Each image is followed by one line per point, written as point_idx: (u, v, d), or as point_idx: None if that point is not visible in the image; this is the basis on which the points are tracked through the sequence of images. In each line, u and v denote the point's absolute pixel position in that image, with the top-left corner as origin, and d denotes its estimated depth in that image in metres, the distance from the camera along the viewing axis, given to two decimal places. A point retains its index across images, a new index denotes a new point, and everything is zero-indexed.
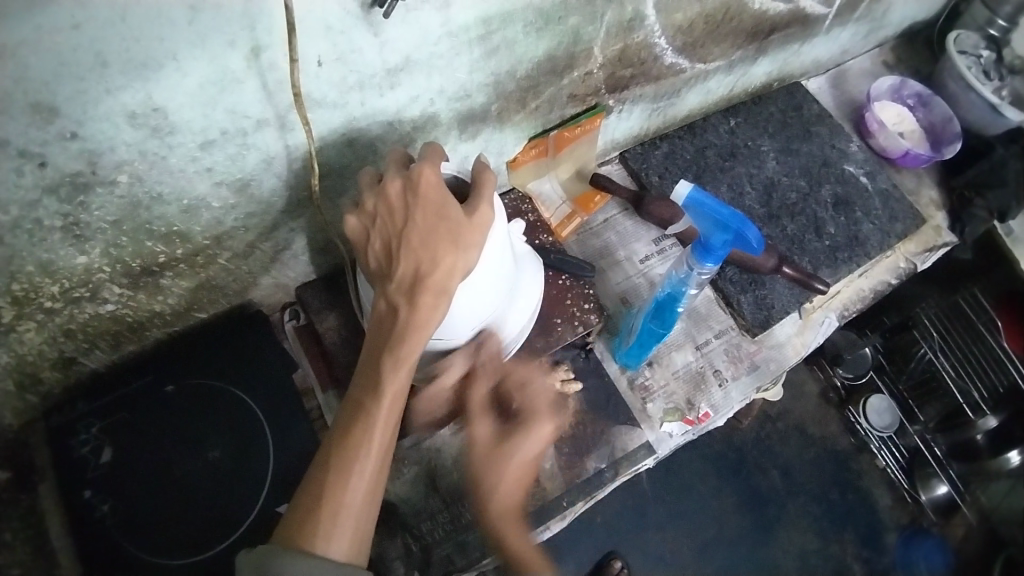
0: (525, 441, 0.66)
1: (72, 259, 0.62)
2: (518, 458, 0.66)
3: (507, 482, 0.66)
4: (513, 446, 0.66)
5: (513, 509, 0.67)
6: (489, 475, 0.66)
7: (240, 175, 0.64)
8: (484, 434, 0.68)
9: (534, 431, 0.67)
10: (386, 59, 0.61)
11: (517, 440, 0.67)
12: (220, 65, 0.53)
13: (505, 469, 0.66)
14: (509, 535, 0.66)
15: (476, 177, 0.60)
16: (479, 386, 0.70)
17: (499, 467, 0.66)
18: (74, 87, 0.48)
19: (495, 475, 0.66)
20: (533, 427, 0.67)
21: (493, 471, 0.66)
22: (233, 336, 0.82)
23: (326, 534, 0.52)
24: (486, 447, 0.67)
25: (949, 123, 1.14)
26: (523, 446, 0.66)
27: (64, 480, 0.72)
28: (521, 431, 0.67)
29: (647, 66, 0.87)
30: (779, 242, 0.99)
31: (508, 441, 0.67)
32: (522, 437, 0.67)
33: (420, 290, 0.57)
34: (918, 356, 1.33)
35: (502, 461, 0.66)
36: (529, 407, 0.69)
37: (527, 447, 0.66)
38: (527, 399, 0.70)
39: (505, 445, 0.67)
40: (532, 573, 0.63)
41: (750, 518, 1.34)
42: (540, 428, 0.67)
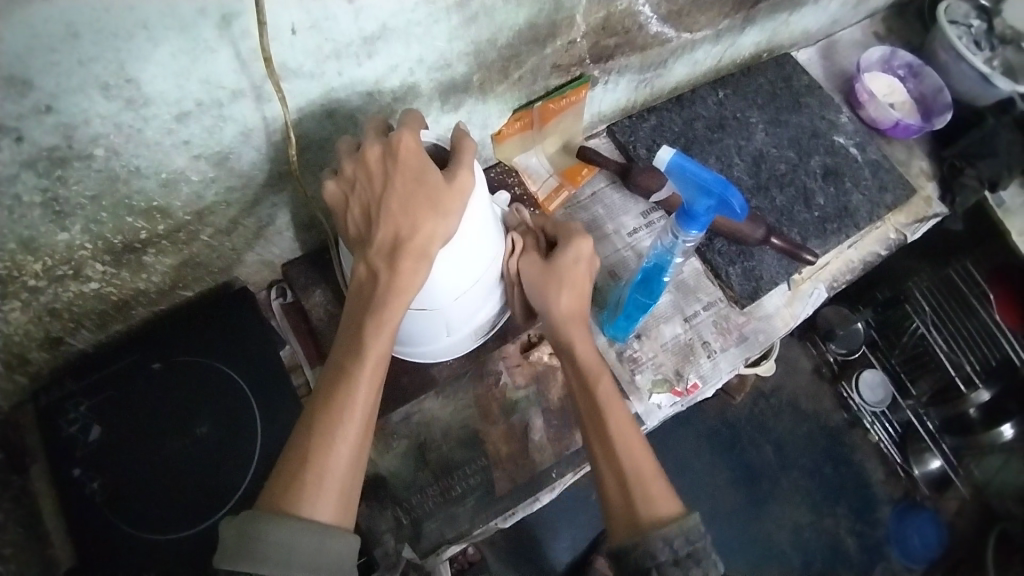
0: (569, 251, 0.72)
1: (53, 235, 0.61)
2: (568, 271, 0.72)
3: (566, 293, 0.72)
4: (561, 256, 0.72)
5: (576, 325, 0.72)
6: (551, 292, 0.72)
7: (219, 148, 0.64)
8: (535, 265, 0.73)
9: (578, 243, 0.72)
10: (362, 27, 0.60)
11: (563, 250, 0.72)
12: (193, 34, 0.52)
13: (561, 283, 0.71)
14: (573, 340, 0.71)
15: (455, 143, 0.60)
16: (529, 235, 0.76)
17: (557, 282, 0.71)
18: (45, 59, 0.48)
19: (556, 288, 0.71)
20: (574, 244, 0.73)
21: (553, 288, 0.71)
22: (218, 313, 0.81)
23: (310, 496, 0.52)
24: (538, 270, 0.73)
25: (939, 93, 1.13)
26: (569, 257, 0.72)
27: (54, 460, 0.72)
28: (564, 245, 0.73)
29: (632, 35, 0.86)
30: (767, 214, 0.99)
31: (557, 257, 0.72)
32: (567, 250, 0.72)
33: (401, 254, 0.57)
34: (910, 331, 1.33)
35: (558, 280, 0.72)
36: (570, 229, 0.75)
37: (575, 259, 0.72)
38: (564, 228, 0.76)
39: (554, 264, 0.72)
40: (592, 379, 0.69)
41: (744, 492, 1.35)
42: (581, 241, 0.73)
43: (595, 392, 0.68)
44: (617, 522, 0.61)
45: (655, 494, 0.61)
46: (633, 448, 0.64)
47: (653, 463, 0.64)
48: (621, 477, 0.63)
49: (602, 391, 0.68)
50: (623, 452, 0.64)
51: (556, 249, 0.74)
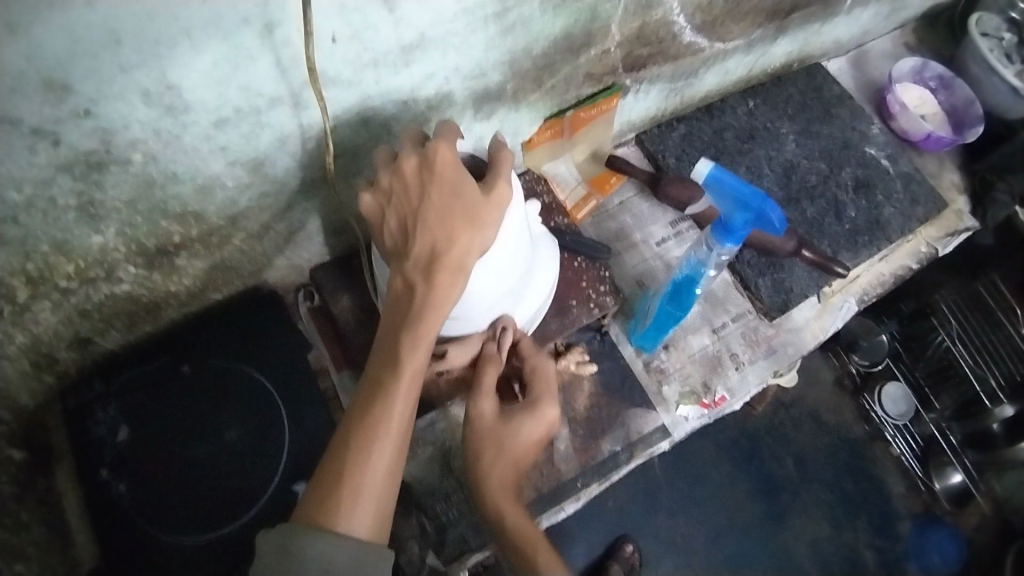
0: (529, 420, 0.68)
1: (88, 239, 0.62)
2: (520, 438, 0.68)
3: (506, 462, 0.67)
4: (516, 427, 0.67)
5: (510, 490, 0.67)
6: (489, 458, 0.67)
7: (254, 154, 0.64)
8: (487, 415, 0.68)
9: (537, 414, 0.69)
10: (401, 36, 0.60)
11: (520, 423, 0.68)
12: (234, 42, 0.52)
13: (507, 449, 0.67)
14: (504, 514, 0.66)
15: (493, 154, 0.60)
16: (491, 368, 0.69)
17: (502, 447, 0.67)
18: (87, 65, 0.48)
19: (494, 455, 0.67)
20: (535, 411, 0.69)
21: (493, 450, 0.67)
22: (247, 317, 0.81)
23: (347, 511, 0.51)
24: (490, 424, 0.67)
25: (971, 106, 1.12)
26: (525, 430, 0.68)
27: (82, 459, 0.72)
28: (525, 412, 0.69)
29: (665, 44, 0.86)
30: (798, 226, 0.97)
31: (511, 421, 0.68)
32: (526, 419, 0.68)
33: (438, 267, 0.56)
34: (935, 343, 1.32)
35: (504, 441, 0.67)
36: (538, 392, 0.70)
37: (527, 432, 0.68)
38: (535, 379, 0.71)
39: (509, 425, 0.67)
40: (529, 553, 0.63)
41: (762, 505, 1.33)
42: (543, 414, 0.69)
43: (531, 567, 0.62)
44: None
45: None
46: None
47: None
48: None
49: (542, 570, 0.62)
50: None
51: (513, 411, 0.69)
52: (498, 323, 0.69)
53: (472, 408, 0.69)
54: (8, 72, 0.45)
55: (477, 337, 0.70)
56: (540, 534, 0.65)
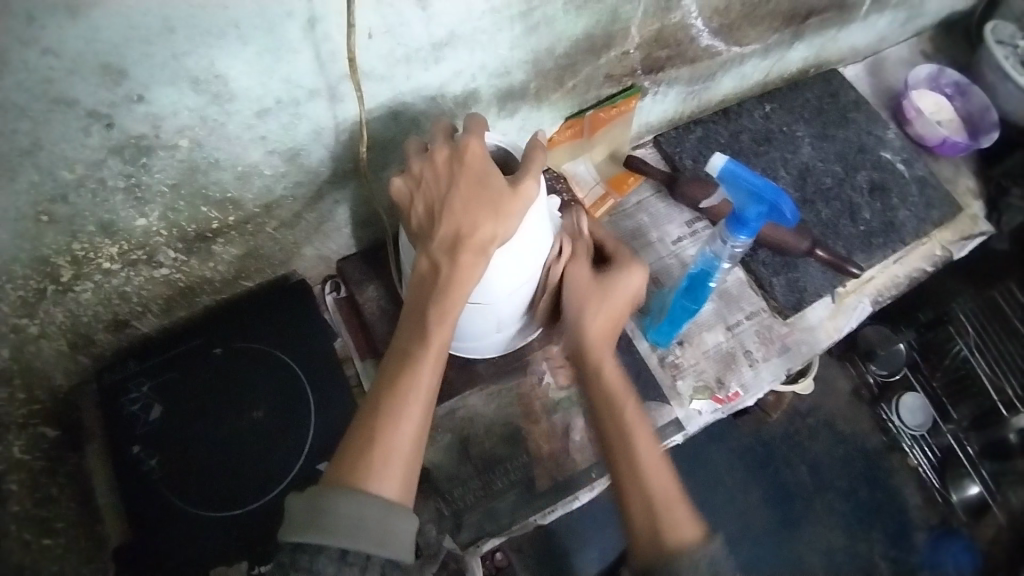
0: (623, 277, 0.73)
1: (132, 221, 0.65)
2: (615, 296, 0.73)
3: (603, 315, 0.73)
4: (613, 283, 0.73)
5: (609, 344, 0.73)
6: (591, 309, 0.72)
7: (291, 145, 0.68)
8: (584, 274, 0.73)
9: (630, 274, 0.74)
10: (432, 33, 0.63)
11: (615, 280, 0.73)
12: (278, 35, 0.56)
13: (605, 303, 0.72)
14: (603, 364, 0.72)
15: (529, 155, 0.62)
16: (580, 241, 0.75)
17: (599, 301, 0.72)
18: (142, 51, 0.51)
19: (596, 308, 0.72)
20: (627, 269, 0.74)
21: (595, 301, 0.72)
22: (277, 304, 0.85)
23: (377, 473, 0.54)
24: (588, 283, 0.73)
25: (988, 112, 1.13)
26: (620, 286, 0.73)
27: (116, 436, 0.75)
28: (618, 269, 0.74)
29: (683, 47, 0.88)
30: (813, 226, 0.99)
31: (609, 278, 0.73)
32: (618, 278, 0.73)
33: (461, 249, 0.60)
34: (954, 353, 1.32)
35: (603, 296, 0.73)
36: (624, 256, 0.76)
37: (622, 288, 0.73)
38: (620, 253, 0.76)
39: (603, 283, 0.73)
40: (618, 404, 0.70)
41: (777, 512, 1.34)
42: (636, 273, 0.74)
43: (619, 415, 0.69)
44: (640, 544, 0.62)
45: (680, 518, 0.62)
46: (655, 487, 0.65)
47: (677, 497, 0.64)
48: (643, 507, 0.64)
49: (629, 421, 0.69)
50: (648, 492, 0.64)
51: (607, 272, 0.74)
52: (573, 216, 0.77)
53: (567, 271, 0.73)
54: (70, 54, 0.49)
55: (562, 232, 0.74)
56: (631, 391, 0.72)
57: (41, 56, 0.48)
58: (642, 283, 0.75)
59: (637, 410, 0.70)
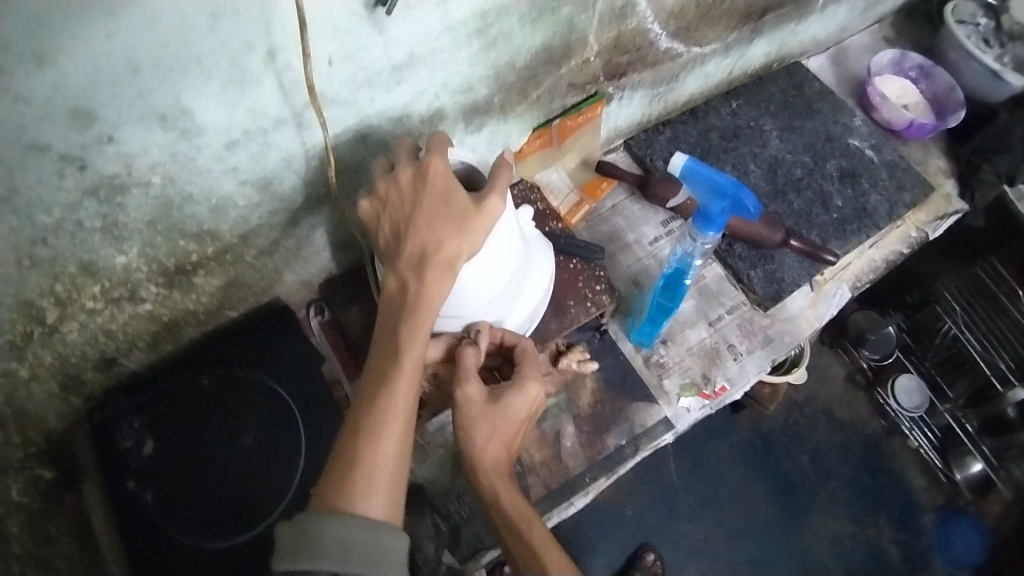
0: (516, 397, 0.68)
1: (112, 259, 0.66)
2: (506, 417, 0.68)
3: (495, 439, 0.68)
4: (503, 406, 0.67)
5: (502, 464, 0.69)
6: (479, 434, 0.67)
7: (263, 174, 0.69)
8: (474, 395, 0.67)
9: (524, 391, 0.68)
10: (391, 55, 0.65)
11: (506, 399, 0.67)
12: (241, 67, 0.57)
13: (495, 426, 0.68)
14: (500, 491, 0.69)
15: (495, 172, 0.64)
16: (470, 350, 0.68)
17: (488, 425, 0.67)
18: (109, 93, 0.53)
19: (485, 434, 0.68)
20: (522, 387, 0.68)
21: (484, 429, 0.67)
22: (262, 331, 0.85)
23: (363, 494, 0.54)
24: (478, 406, 0.67)
25: (952, 92, 1.14)
26: (511, 405, 0.68)
27: (110, 474, 0.76)
28: (511, 388, 0.68)
29: (643, 51, 0.90)
30: (786, 217, 1.01)
31: (498, 401, 0.67)
32: (512, 395, 0.68)
33: (428, 265, 0.60)
34: (943, 332, 1.32)
35: (493, 421, 0.67)
36: (523, 369, 0.70)
37: (515, 406, 0.68)
38: (523, 360, 0.71)
39: (495, 404, 0.67)
40: (520, 528, 0.67)
41: (783, 505, 1.33)
42: (530, 386, 0.68)
43: (523, 537, 0.66)
44: None
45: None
46: None
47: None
48: None
49: (529, 548, 0.66)
50: None
51: (499, 390, 0.68)
52: (476, 329, 0.71)
53: (458, 391, 0.68)
54: (37, 101, 0.50)
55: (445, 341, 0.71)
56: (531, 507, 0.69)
57: (10, 104, 0.49)
58: (539, 394, 0.69)
59: (543, 536, 0.66)
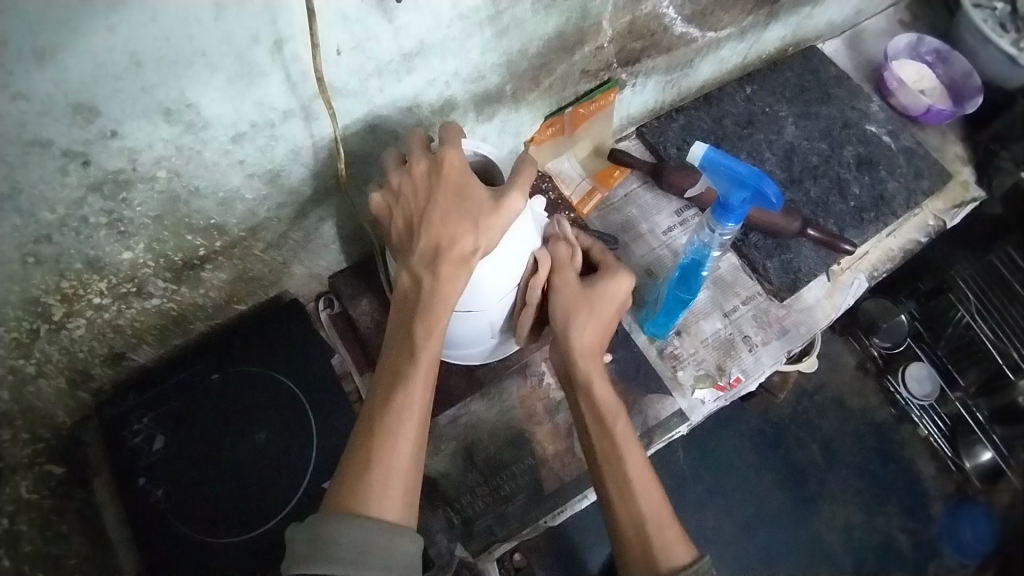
0: (610, 285, 0.70)
1: (118, 255, 0.65)
2: (601, 303, 0.70)
3: (592, 325, 0.70)
4: (598, 292, 0.70)
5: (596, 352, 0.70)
6: (579, 320, 0.69)
7: (271, 166, 0.67)
8: (571, 284, 0.70)
9: (619, 281, 0.70)
10: (401, 45, 0.63)
11: (602, 288, 0.70)
12: (247, 59, 0.55)
13: (594, 312, 0.69)
14: (593, 378, 0.69)
15: (517, 169, 0.63)
16: (563, 245, 0.72)
17: (587, 311, 0.69)
18: (112, 87, 0.51)
19: (583, 320, 0.69)
20: (614, 276, 0.71)
21: (582, 316, 0.69)
22: (271, 325, 0.84)
23: (378, 495, 0.53)
24: (574, 292, 0.70)
25: (970, 77, 1.12)
26: (607, 293, 0.70)
27: (119, 469, 0.75)
28: (604, 276, 0.71)
29: (657, 37, 0.88)
30: (802, 206, 0.99)
31: (594, 287, 0.70)
32: (606, 284, 0.70)
33: (443, 261, 0.59)
34: (956, 321, 1.20)
35: (590, 309, 0.70)
36: (611, 262, 0.73)
37: (611, 295, 0.70)
38: (608, 259, 0.73)
39: (591, 292, 0.70)
40: (611, 424, 0.67)
41: (792, 494, 1.32)
42: (624, 277, 0.71)
43: (614, 426, 0.67)
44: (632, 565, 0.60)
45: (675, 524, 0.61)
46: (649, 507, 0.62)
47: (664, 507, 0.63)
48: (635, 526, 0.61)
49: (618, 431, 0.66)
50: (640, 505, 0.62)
51: (594, 280, 0.71)
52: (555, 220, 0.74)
53: (554, 279, 0.71)
54: (39, 97, 0.49)
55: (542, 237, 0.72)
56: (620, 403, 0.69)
57: (10, 100, 0.48)
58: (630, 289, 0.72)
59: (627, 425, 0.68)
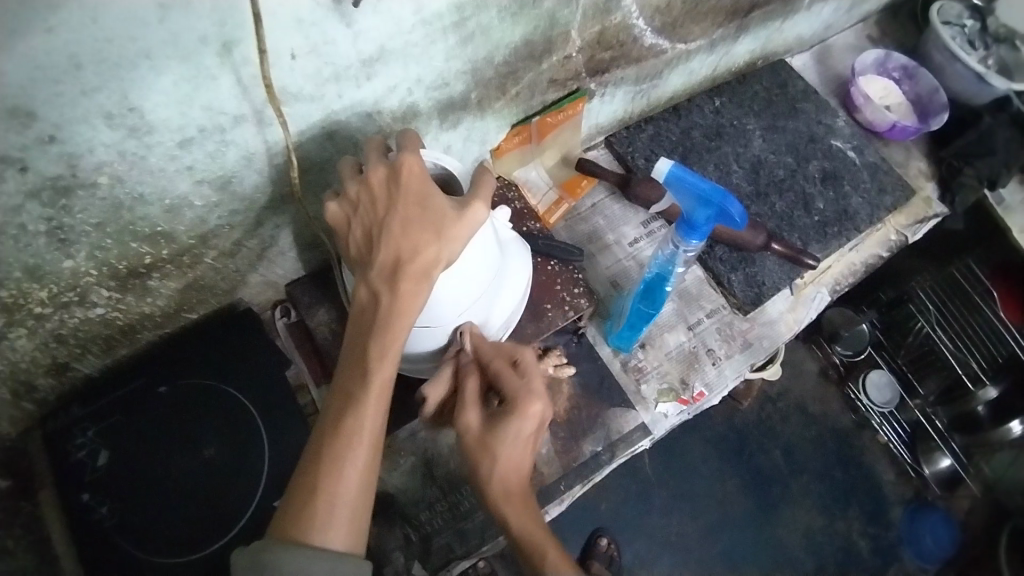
0: (512, 426, 0.62)
1: (59, 263, 0.62)
2: (506, 444, 0.63)
3: (502, 469, 0.63)
4: (500, 435, 0.63)
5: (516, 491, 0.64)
6: (486, 465, 0.64)
7: (222, 173, 0.64)
8: (473, 427, 0.64)
9: (519, 417, 0.62)
10: (361, 50, 0.61)
11: (501, 430, 0.63)
12: (195, 62, 0.53)
13: (498, 458, 0.63)
14: (513, 519, 0.64)
15: (477, 179, 0.61)
16: (471, 379, 0.66)
17: (492, 454, 0.63)
18: (50, 90, 0.48)
19: (490, 464, 0.64)
20: (520, 410, 0.62)
21: (487, 461, 0.63)
22: (222, 334, 0.81)
23: (323, 524, 0.52)
24: (475, 436, 0.64)
25: (935, 94, 1.13)
26: (508, 436, 0.63)
27: (62, 484, 0.72)
28: (506, 415, 0.63)
29: (627, 47, 0.87)
30: (768, 219, 0.99)
31: (494, 431, 0.63)
32: (506, 424, 0.62)
33: (402, 276, 0.57)
34: (915, 330, 1.32)
35: (492, 451, 0.63)
36: (516, 390, 0.63)
37: (514, 433, 0.62)
38: (512, 379, 0.64)
39: (491, 434, 0.63)
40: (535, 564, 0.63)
41: (755, 499, 1.33)
42: (527, 410, 0.62)
43: (538, 569, 0.62)
44: None
45: None
46: None
47: None
48: None
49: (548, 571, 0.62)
50: None
51: (497, 417, 0.64)
52: (459, 332, 0.69)
53: (458, 419, 0.65)
54: None
55: (447, 368, 0.68)
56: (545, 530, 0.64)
57: None
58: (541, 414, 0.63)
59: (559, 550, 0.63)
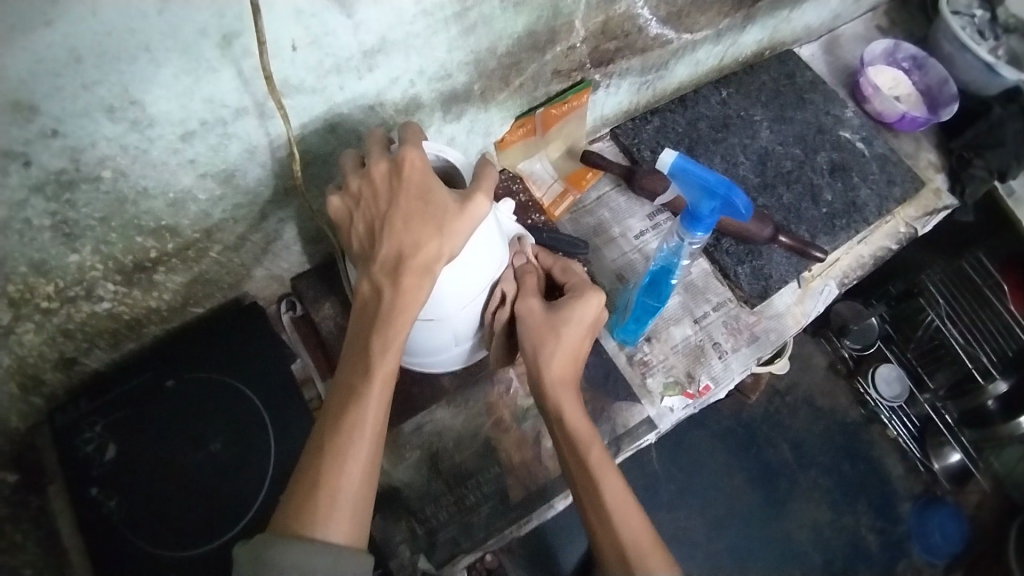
0: (580, 308, 0.68)
1: (65, 258, 0.62)
2: (571, 326, 0.68)
3: (563, 350, 0.68)
4: (568, 316, 0.68)
5: (570, 379, 0.69)
6: (548, 347, 0.68)
7: (224, 166, 0.64)
8: (536, 312, 0.68)
9: (587, 302, 0.68)
10: (362, 41, 0.61)
11: (569, 311, 0.68)
12: (196, 55, 0.53)
13: (563, 338, 0.67)
14: (565, 405, 0.68)
15: (479, 171, 0.60)
16: (529, 275, 0.71)
17: (558, 332, 0.67)
18: (52, 84, 0.48)
19: (553, 346, 0.67)
20: (584, 299, 0.69)
21: (551, 343, 0.67)
22: (229, 328, 0.81)
23: (324, 517, 0.52)
24: (540, 318, 0.68)
25: (945, 84, 1.12)
26: (575, 317, 0.68)
27: (71, 477, 0.72)
28: (572, 300, 0.68)
29: (632, 38, 0.87)
30: (775, 211, 0.98)
31: (561, 311, 0.68)
32: (574, 306, 0.68)
33: (405, 270, 0.57)
34: (925, 324, 1.30)
35: (557, 331, 0.67)
36: (580, 285, 0.70)
37: (579, 318, 0.68)
38: (573, 278, 0.71)
39: (557, 315, 0.68)
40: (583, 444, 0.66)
41: (762, 492, 1.33)
42: (594, 300, 0.69)
43: (586, 455, 0.65)
44: None
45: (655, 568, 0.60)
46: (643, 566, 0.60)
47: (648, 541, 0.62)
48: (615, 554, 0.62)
49: (592, 455, 0.66)
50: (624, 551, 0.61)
51: (561, 303, 0.69)
52: (518, 241, 0.73)
53: (519, 306, 0.69)
54: None
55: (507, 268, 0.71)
56: (594, 433, 0.67)
57: None
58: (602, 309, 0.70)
59: (602, 449, 0.66)
